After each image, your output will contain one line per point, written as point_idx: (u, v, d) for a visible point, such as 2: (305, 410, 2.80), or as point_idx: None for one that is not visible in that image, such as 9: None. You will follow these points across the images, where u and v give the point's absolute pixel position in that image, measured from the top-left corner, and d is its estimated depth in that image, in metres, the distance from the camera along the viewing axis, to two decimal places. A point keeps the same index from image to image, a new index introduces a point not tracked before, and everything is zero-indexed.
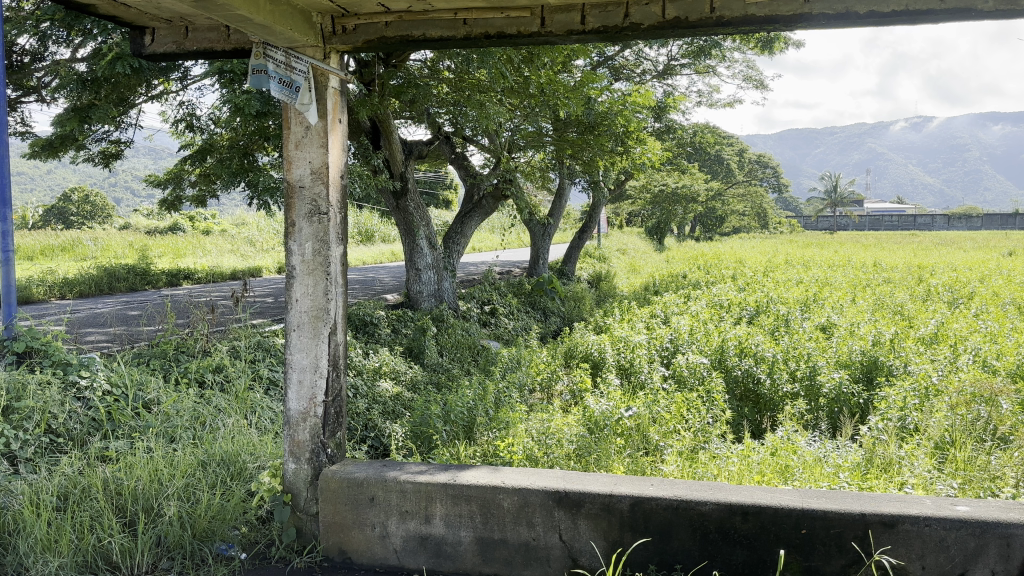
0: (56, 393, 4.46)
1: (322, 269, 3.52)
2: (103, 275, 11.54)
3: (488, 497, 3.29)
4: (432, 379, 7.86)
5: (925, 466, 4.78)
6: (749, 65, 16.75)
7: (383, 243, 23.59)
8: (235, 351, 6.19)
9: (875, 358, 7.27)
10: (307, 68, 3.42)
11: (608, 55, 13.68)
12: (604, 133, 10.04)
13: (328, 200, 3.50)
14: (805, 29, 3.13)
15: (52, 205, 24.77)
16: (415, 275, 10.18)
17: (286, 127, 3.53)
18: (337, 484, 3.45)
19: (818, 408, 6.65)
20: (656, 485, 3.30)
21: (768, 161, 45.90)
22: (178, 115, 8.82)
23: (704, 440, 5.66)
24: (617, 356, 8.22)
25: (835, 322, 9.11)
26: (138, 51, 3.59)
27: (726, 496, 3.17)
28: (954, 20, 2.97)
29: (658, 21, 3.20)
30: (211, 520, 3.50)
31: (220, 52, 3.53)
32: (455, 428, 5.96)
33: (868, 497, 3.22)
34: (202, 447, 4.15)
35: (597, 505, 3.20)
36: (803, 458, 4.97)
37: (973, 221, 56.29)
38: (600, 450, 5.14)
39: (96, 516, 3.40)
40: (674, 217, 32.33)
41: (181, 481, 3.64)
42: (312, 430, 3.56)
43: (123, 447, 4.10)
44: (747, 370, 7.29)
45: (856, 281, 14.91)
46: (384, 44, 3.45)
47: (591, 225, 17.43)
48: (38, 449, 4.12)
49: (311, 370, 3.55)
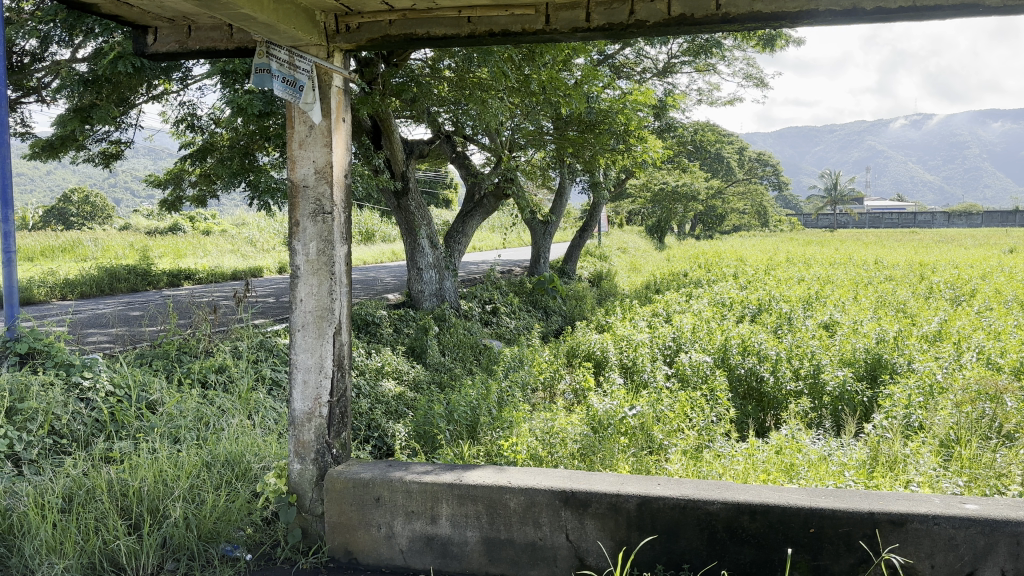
0: (60, 394, 4.45)
1: (327, 269, 3.51)
2: (105, 276, 11.55)
3: (495, 497, 3.27)
4: (434, 378, 7.86)
5: (931, 464, 4.78)
6: (750, 63, 16.72)
7: (383, 242, 23.60)
8: (237, 352, 6.19)
9: (879, 356, 7.24)
10: (311, 66, 3.39)
11: (609, 53, 13.66)
12: (605, 132, 10.03)
13: (332, 200, 3.48)
14: (811, 25, 3.12)
15: (52, 205, 24.82)
16: (416, 275, 10.16)
17: (290, 127, 3.50)
18: (342, 484, 3.44)
19: (822, 406, 6.64)
20: (663, 484, 3.28)
21: (768, 160, 45.86)
22: (178, 114, 8.81)
23: (708, 439, 5.66)
24: (620, 355, 8.22)
25: (838, 320, 9.09)
26: (140, 51, 3.58)
27: (733, 495, 3.16)
28: (960, 16, 2.95)
29: (663, 18, 3.18)
30: (217, 521, 3.49)
31: (223, 52, 3.52)
32: (459, 427, 5.95)
33: (875, 495, 3.20)
34: (206, 448, 4.14)
35: (604, 505, 3.19)
36: (807, 456, 4.97)
37: (973, 218, 56.38)
38: (604, 449, 5.14)
39: (101, 518, 3.38)
40: (675, 216, 32.27)
41: (186, 482, 3.62)
42: (317, 430, 3.55)
43: (126, 448, 4.09)
44: (751, 368, 7.29)
45: (858, 279, 14.89)
46: (388, 42, 3.43)
47: (592, 224, 17.42)
48: (42, 451, 4.12)
49: (316, 370, 3.53)
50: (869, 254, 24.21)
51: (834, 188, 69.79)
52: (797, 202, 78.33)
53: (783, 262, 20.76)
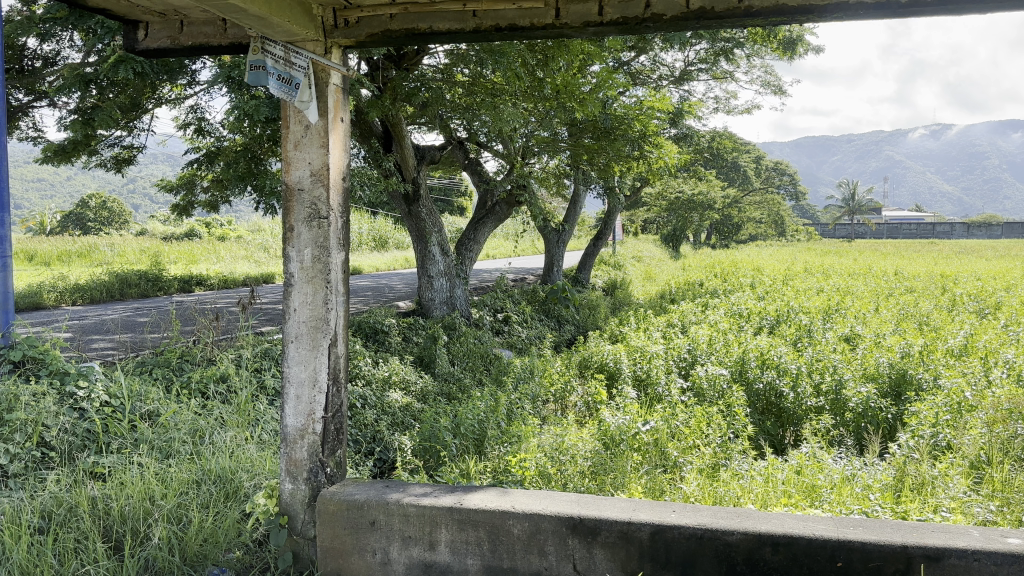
0: (51, 404, 4.30)
1: (322, 278, 3.33)
2: (115, 281, 11.48)
3: (497, 522, 3.05)
4: (443, 390, 7.65)
5: (961, 487, 4.48)
6: (768, 70, 16.45)
7: (397, 249, 23.45)
8: (240, 361, 6.01)
9: (904, 371, 6.89)
10: (307, 63, 3.23)
11: (626, 60, 13.47)
12: (620, 138, 9.79)
13: (329, 204, 3.30)
14: (840, 18, 2.88)
15: (71, 211, 25.17)
16: (426, 282, 9.96)
17: (285, 127, 3.35)
18: (335, 506, 3.24)
19: (843, 423, 6.35)
20: (678, 511, 3.03)
21: (785, 168, 45.00)
22: (188, 118, 8.71)
23: (724, 457, 5.40)
24: (633, 367, 7.95)
25: (859, 333, 8.76)
26: (131, 46, 3.43)
27: (754, 524, 2.90)
28: (1003, 9, 2.71)
29: (681, 12, 2.96)
30: (203, 544, 3.33)
31: (216, 48, 3.37)
32: (466, 441, 5.74)
33: (909, 526, 2.94)
34: (198, 463, 3.99)
35: (614, 534, 2.95)
36: (830, 477, 4.73)
37: (994, 230, 55.54)
38: (617, 468, 4.90)
39: (82, 539, 3.24)
40: (690, 224, 31.88)
41: (172, 502, 3.48)
42: (310, 448, 3.36)
43: (114, 463, 3.94)
44: (770, 383, 6.93)
45: (879, 290, 14.48)
46: (389, 38, 3.25)
47: (606, 232, 17.17)
48: (27, 464, 3.97)
49: (309, 384, 3.35)
50: (878, 253, 32.03)
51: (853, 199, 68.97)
52: (814, 212, 77.02)
53: (800, 272, 20.34)
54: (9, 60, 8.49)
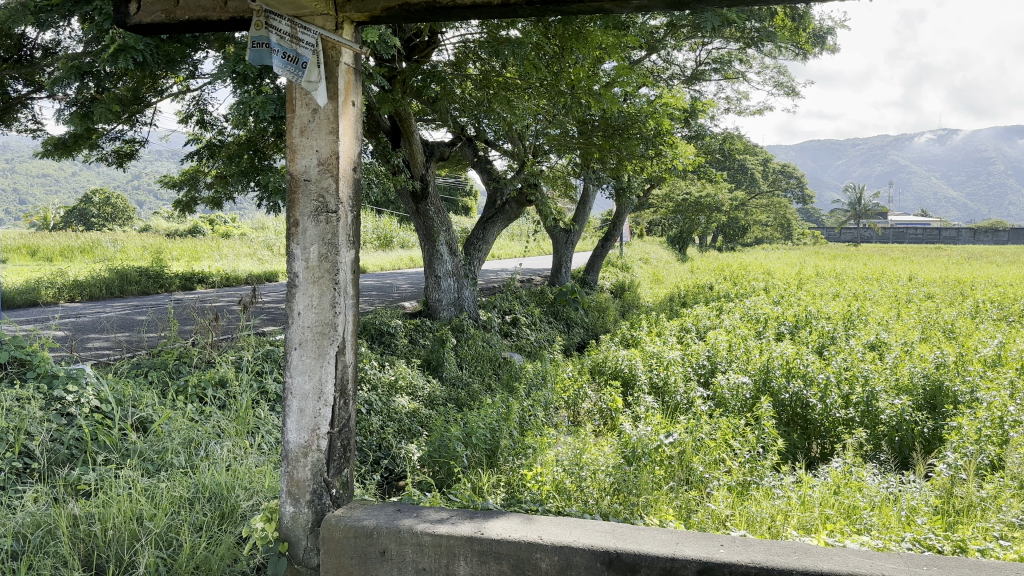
0: (36, 410, 4.02)
1: (329, 278, 3.01)
2: (116, 278, 11.20)
3: (523, 556, 2.72)
4: (451, 395, 7.31)
5: (1015, 512, 4.14)
6: (781, 71, 16.12)
7: (402, 248, 23.18)
8: (240, 363, 5.69)
9: (940, 382, 6.52)
10: (316, 40, 2.92)
11: (636, 58, 13.17)
12: (634, 136, 9.35)
13: (338, 196, 2.99)
14: None
15: (75, 206, 24.98)
16: (434, 283, 9.64)
17: (291, 111, 3.03)
18: (342, 533, 2.92)
19: (876, 437, 6.01)
20: (726, 546, 2.69)
21: (792, 172, 44.40)
22: (189, 110, 8.39)
23: (754, 474, 5.05)
24: (649, 374, 7.62)
25: (885, 340, 8.37)
26: (121, 21, 3.12)
27: (814, 562, 2.57)
28: None
29: None
30: (194, 570, 3.09)
31: (215, 23, 3.07)
32: (477, 452, 5.38)
33: (988, 566, 2.60)
34: (192, 477, 3.76)
35: (655, 571, 2.61)
36: (872, 498, 4.41)
37: (1001, 236, 55.24)
38: (641, 484, 4.57)
39: (60, 565, 2.99)
40: (697, 225, 31.61)
41: (161, 525, 3.23)
42: (314, 467, 3.04)
43: (101, 478, 3.65)
44: (796, 393, 6.57)
45: (896, 296, 14.11)
46: (407, 11, 2.90)
47: (615, 231, 16.82)
48: (8, 475, 3.69)
49: (314, 397, 3.04)
50: (887, 253, 36.85)
51: (859, 202, 68.49)
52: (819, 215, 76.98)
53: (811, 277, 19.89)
54: (8, 50, 8.22)
